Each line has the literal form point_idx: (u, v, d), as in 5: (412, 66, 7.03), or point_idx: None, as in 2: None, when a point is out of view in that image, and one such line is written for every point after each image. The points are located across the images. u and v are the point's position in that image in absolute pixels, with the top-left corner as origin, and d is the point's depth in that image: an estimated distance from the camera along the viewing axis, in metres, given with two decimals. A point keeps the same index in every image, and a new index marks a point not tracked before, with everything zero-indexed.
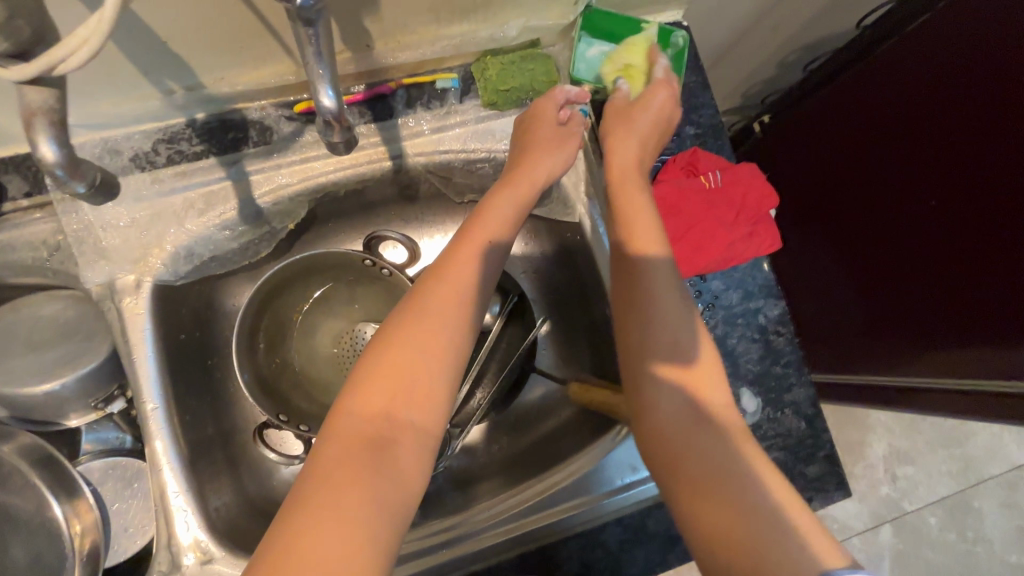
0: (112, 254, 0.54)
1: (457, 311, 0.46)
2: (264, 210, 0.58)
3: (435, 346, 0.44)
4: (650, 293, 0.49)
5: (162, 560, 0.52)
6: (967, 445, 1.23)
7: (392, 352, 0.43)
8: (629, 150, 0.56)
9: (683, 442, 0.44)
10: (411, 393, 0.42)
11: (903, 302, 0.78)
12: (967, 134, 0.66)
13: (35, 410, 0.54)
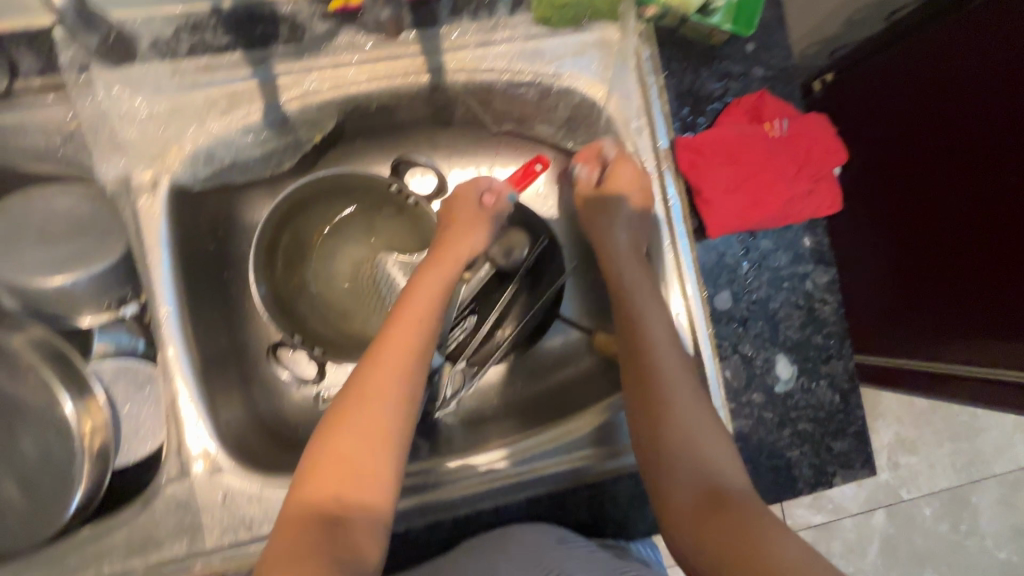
0: (129, 148, 0.51)
1: (402, 380, 0.49)
2: (290, 117, 0.54)
3: (380, 420, 0.48)
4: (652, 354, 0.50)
5: (171, 466, 0.51)
6: (977, 441, 1.10)
7: (340, 436, 0.47)
8: (618, 243, 0.57)
9: (706, 523, 0.43)
10: (359, 465, 0.46)
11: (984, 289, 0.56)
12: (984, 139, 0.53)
13: (48, 305, 0.52)
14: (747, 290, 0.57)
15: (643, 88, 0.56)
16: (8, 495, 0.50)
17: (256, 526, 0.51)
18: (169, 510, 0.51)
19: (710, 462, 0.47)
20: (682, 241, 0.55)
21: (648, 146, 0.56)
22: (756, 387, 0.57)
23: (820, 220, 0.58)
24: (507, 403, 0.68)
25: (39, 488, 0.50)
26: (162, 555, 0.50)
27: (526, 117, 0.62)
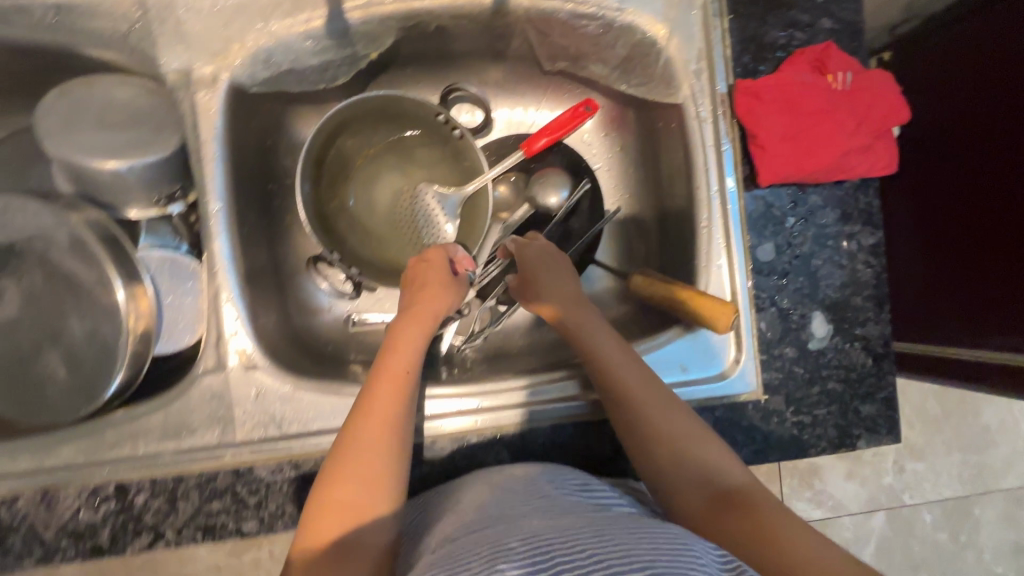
0: (193, 41, 0.51)
1: (394, 418, 0.46)
2: (351, 28, 0.54)
3: (377, 469, 0.44)
4: (633, 396, 0.50)
5: (209, 358, 0.52)
6: (985, 453, 1.08)
7: (334, 488, 0.43)
8: (568, 293, 0.58)
9: (717, 524, 0.43)
10: (360, 516, 0.42)
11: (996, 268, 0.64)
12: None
13: (103, 189, 0.54)
14: (792, 244, 0.57)
15: (706, 29, 0.55)
16: (54, 369, 0.51)
17: (285, 425, 0.52)
18: (204, 400, 0.52)
19: (704, 463, 0.46)
20: (730, 190, 0.56)
21: (705, 88, 0.56)
22: (790, 341, 0.57)
23: (873, 181, 0.57)
24: (531, 342, 0.69)
25: (83, 367, 0.51)
26: (194, 442, 0.51)
27: (582, 56, 0.61)
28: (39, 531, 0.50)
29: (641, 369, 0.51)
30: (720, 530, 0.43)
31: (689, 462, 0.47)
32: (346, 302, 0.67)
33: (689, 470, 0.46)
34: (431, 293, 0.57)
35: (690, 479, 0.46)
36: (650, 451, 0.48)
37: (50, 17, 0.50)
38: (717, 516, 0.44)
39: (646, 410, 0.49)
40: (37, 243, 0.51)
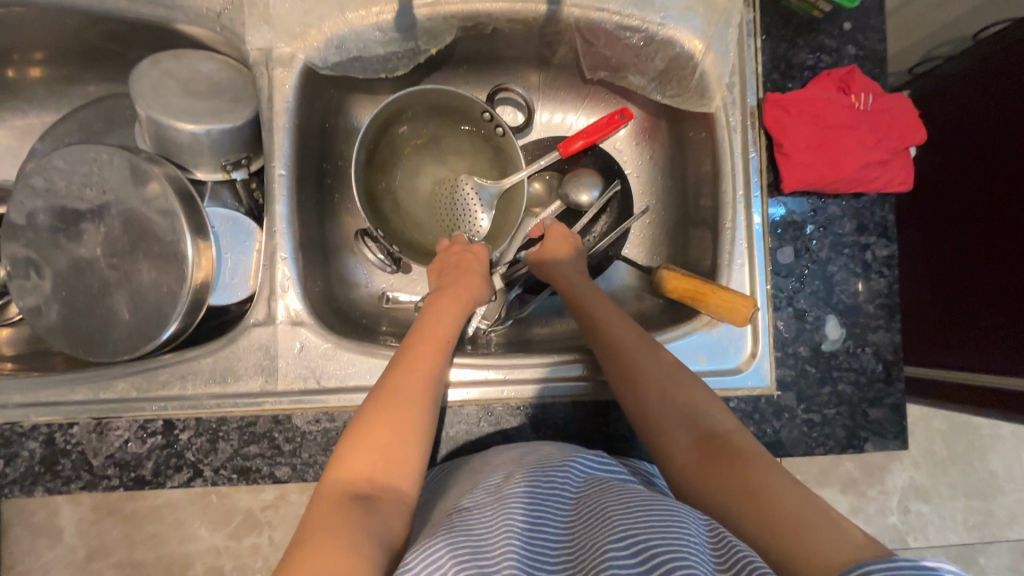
0: (276, 22, 0.57)
1: (431, 379, 0.50)
2: (417, 24, 0.60)
3: (414, 419, 0.46)
4: (643, 371, 0.52)
5: (260, 311, 0.56)
6: (991, 501, 1.08)
7: (370, 429, 0.45)
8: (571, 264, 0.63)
9: (705, 469, 0.45)
10: (393, 460, 0.44)
11: (992, 288, 0.69)
12: None
13: (179, 148, 0.59)
14: (810, 250, 0.60)
15: (740, 46, 0.61)
16: (118, 311, 0.56)
17: (324, 379, 0.56)
18: (251, 349, 0.56)
19: (700, 418, 0.49)
20: (754, 195, 0.60)
21: (736, 100, 0.61)
22: (803, 341, 0.60)
23: (890, 197, 0.61)
24: (554, 331, 0.73)
25: (145, 309, 0.56)
26: (237, 387, 0.55)
27: (623, 66, 0.66)
28: (88, 458, 0.54)
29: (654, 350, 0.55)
30: (709, 488, 0.44)
31: (686, 418, 0.49)
32: (384, 275, 0.71)
33: (684, 432, 0.48)
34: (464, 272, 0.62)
35: (687, 443, 0.48)
36: (649, 420, 0.50)
37: None
38: (705, 475, 0.45)
39: (653, 379, 0.52)
40: (120, 193, 0.56)
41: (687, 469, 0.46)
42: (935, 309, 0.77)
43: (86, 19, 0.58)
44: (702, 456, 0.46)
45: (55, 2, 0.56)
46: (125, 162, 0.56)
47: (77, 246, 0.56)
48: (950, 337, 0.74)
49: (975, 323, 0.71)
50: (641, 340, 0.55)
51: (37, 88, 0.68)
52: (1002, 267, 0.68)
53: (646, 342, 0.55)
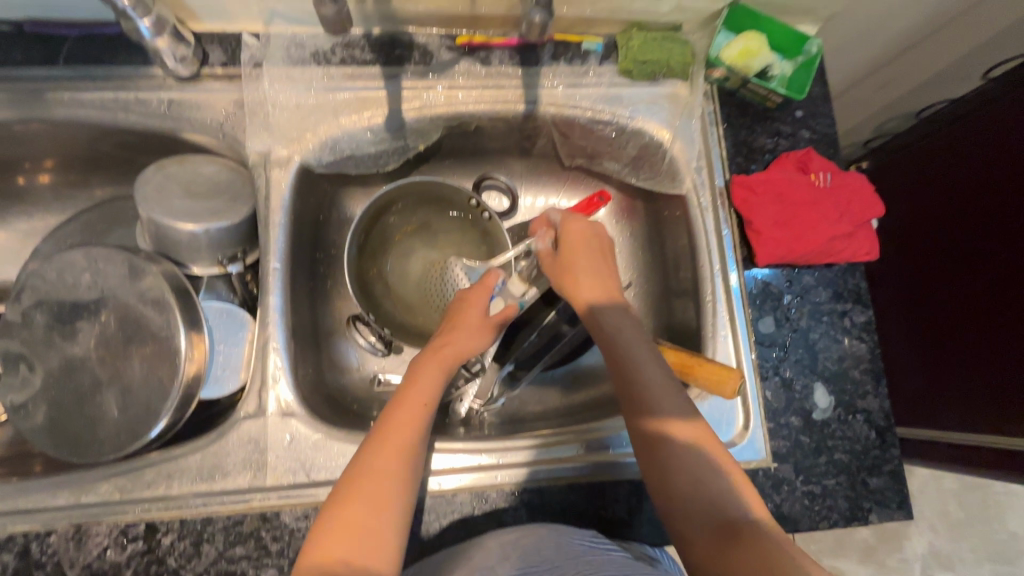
0: (275, 128, 0.62)
1: (408, 449, 0.48)
2: (406, 125, 0.65)
3: (387, 494, 0.45)
4: (660, 426, 0.49)
5: (251, 403, 0.56)
6: (1015, 566, 1.04)
7: (346, 508, 0.44)
8: (597, 284, 0.57)
9: (723, 554, 0.42)
10: (368, 539, 0.43)
11: (975, 348, 0.72)
12: (989, 209, 0.70)
13: (178, 246, 0.61)
14: (790, 319, 0.62)
15: (705, 134, 0.66)
16: (107, 408, 0.56)
17: (314, 471, 0.55)
18: (241, 443, 0.55)
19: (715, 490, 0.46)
20: (731, 269, 0.63)
21: (705, 182, 0.65)
22: (794, 411, 0.60)
23: (859, 265, 0.64)
24: (546, 408, 0.73)
25: (135, 405, 0.55)
26: (225, 484, 0.54)
27: (598, 153, 0.71)
28: (64, 569, 0.51)
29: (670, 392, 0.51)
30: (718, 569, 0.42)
31: (701, 489, 0.46)
32: (375, 358, 0.72)
33: (694, 496, 0.46)
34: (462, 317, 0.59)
35: (703, 509, 0.45)
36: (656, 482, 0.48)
37: (163, 107, 0.61)
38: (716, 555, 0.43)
39: (667, 439, 0.48)
40: (118, 291, 0.58)
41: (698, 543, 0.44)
42: (928, 370, 0.79)
43: (97, 131, 0.62)
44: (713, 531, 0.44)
45: (68, 117, 0.60)
46: (125, 261, 0.58)
47: (72, 345, 0.57)
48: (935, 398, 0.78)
49: (966, 383, 0.73)
50: (666, 384, 0.51)
51: (44, 192, 0.71)
52: (981, 327, 0.71)
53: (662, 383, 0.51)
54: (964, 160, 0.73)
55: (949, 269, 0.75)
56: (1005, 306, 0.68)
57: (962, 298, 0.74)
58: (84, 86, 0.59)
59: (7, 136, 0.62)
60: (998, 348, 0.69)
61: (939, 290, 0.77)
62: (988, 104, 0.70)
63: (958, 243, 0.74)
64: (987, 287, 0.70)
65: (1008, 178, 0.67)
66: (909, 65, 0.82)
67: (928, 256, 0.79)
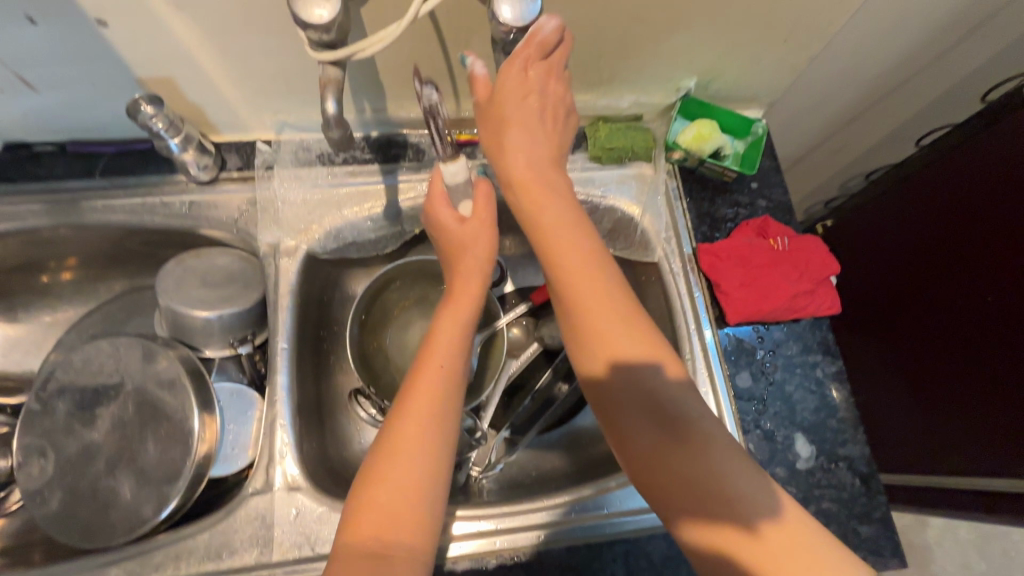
0: (283, 221, 0.68)
1: (434, 416, 0.47)
2: (402, 212, 0.72)
3: (418, 470, 0.45)
4: (602, 337, 0.46)
5: (258, 480, 0.59)
6: None
7: (374, 487, 0.44)
8: (521, 160, 0.51)
9: (665, 467, 0.45)
10: (403, 520, 0.43)
11: (971, 383, 0.81)
12: (971, 265, 0.79)
13: (193, 331, 0.66)
14: (765, 372, 0.66)
15: (670, 208, 0.73)
16: (120, 491, 0.58)
17: (319, 545, 0.57)
18: (248, 520, 0.57)
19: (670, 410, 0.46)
20: (705, 328, 0.68)
21: (675, 250, 0.72)
22: (779, 462, 0.63)
23: (825, 319, 0.69)
24: (543, 471, 0.75)
25: (147, 487, 0.58)
26: (233, 563, 0.56)
27: None
28: None
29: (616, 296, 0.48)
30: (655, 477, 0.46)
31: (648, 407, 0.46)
32: (375, 430, 0.74)
33: (641, 404, 0.46)
34: (467, 262, 0.52)
35: (647, 415, 0.46)
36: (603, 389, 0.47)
37: (184, 209, 0.68)
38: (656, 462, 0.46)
39: (613, 352, 0.46)
40: (136, 377, 0.62)
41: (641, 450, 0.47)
42: (937, 416, 0.86)
43: (123, 232, 0.69)
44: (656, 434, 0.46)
45: (99, 222, 0.67)
46: (143, 348, 0.63)
47: (90, 431, 0.60)
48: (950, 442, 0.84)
49: (972, 418, 0.81)
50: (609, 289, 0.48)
51: (66, 288, 0.77)
52: (968, 363, 0.81)
53: (605, 289, 0.48)
54: (939, 220, 0.83)
55: (929, 318, 0.86)
56: (983, 341, 0.78)
57: (960, 346, 0.82)
58: (115, 194, 0.67)
59: (40, 240, 0.68)
60: (987, 381, 0.78)
61: (937, 337, 0.85)
62: (950, 173, 0.80)
63: (947, 294, 0.83)
64: (964, 327, 0.81)
65: (986, 232, 0.77)
66: (851, 136, 0.91)
67: (922, 308, 0.87)
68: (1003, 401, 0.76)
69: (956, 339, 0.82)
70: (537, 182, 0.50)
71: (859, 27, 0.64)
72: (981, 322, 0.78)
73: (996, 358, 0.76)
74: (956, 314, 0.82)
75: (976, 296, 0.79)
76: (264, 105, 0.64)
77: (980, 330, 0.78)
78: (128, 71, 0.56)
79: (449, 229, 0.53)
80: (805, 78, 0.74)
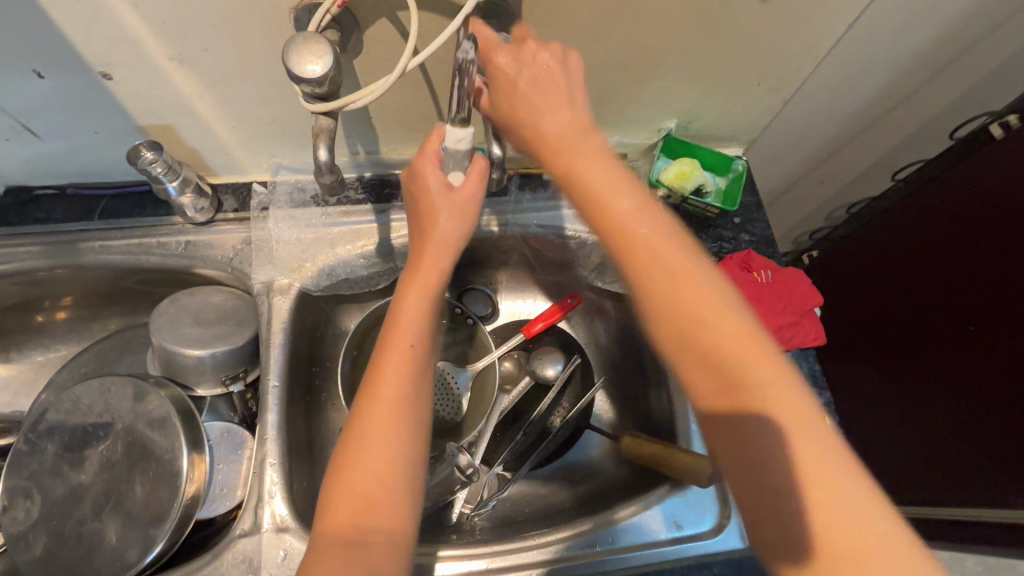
0: (277, 260, 0.70)
1: (402, 401, 0.48)
2: (394, 249, 0.73)
3: (389, 457, 0.46)
4: (659, 296, 0.44)
5: (246, 521, 0.59)
6: None
7: (347, 467, 0.46)
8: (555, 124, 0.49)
9: (750, 433, 0.40)
10: (374, 498, 0.45)
11: (958, 412, 0.82)
12: (955, 293, 0.80)
13: (185, 370, 0.67)
14: None
15: None
16: (106, 535, 0.57)
17: None
18: (235, 563, 0.57)
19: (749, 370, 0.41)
20: None
21: None
22: None
23: (810, 350, 0.71)
24: (536, 507, 0.74)
25: (134, 530, 0.57)
26: None
27: (568, 262, 0.80)
28: None
29: (710, 292, 0.43)
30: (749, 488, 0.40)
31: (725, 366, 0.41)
32: None
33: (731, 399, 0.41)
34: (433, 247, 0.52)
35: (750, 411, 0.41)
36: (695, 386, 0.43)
37: (180, 248, 0.69)
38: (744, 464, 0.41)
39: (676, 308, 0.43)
40: (126, 417, 0.62)
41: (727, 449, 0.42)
42: (932, 445, 0.86)
43: (119, 272, 0.70)
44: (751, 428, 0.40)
45: (95, 262, 0.68)
46: (134, 388, 0.63)
47: (78, 473, 0.60)
48: (946, 472, 0.84)
49: (959, 447, 0.81)
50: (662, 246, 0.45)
51: (60, 326, 0.78)
52: (952, 391, 0.82)
53: (675, 258, 0.45)
54: (921, 250, 0.85)
55: (914, 346, 0.88)
56: (965, 370, 0.80)
57: (951, 374, 0.82)
58: (113, 235, 0.68)
59: (36, 281, 0.69)
60: (972, 409, 0.79)
61: (927, 365, 0.86)
62: (929, 205, 0.83)
63: (934, 323, 0.84)
64: (946, 356, 0.83)
65: (967, 261, 0.78)
66: (830, 170, 0.94)
67: (912, 336, 0.88)
68: (988, 430, 0.77)
69: (946, 366, 0.83)
70: (569, 144, 0.49)
71: (827, 71, 0.68)
72: (969, 348, 0.79)
73: (980, 385, 0.77)
74: (944, 341, 0.83)
75: (959, 322, 0.80)
76: (260, 149, 0.67)
77: (968, 356, 0.79)
78: (129, 119, 0.58)
79: (432, 194, 0.50)
80: (781, 119, 0.77)
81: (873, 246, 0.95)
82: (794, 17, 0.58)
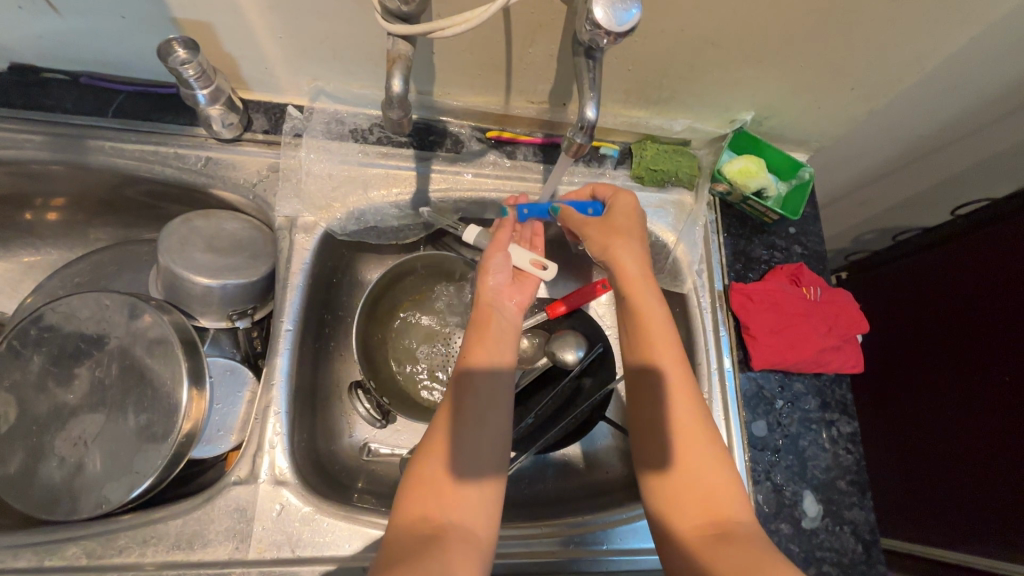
0: (305, 195, 0.64)
1: (485, 397, 0.51)
2: (430, 202, 0.68)
3: (462, 451, 0.48)
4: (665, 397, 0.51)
5: (243, 468, 0.55)
6: None
7: (431, 459, 0.48)
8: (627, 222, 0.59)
9: (726, 519, 0.46)
10: (458, 492, 0.46)
11: (976, 458, 0.81)
12: (1000, 338, 0.78)
13: (191, 298, 0.61)
14: (781, 424, 0.64)
15: (706, 240, 0.71)
16: (88, 461, 0.53)
17: (300, 548, 0.53)
18: (226, 511, 0.53)
19: (707, 482, 0.48)
20: (727, 369, 0.66)
21: (706, 284, 0.69)
22: (785, 518, 0.61)
23: (845, 377, 0.67)
24: (536, 492, 0.72)
25: (120, 460, 0.53)
26: (204, 555, 0.52)
27: None
28: None
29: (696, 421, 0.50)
30: (700, 550, 0.44)
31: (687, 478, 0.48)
32: (368, 426, 0.69)
33: (692, 493, 0.48)
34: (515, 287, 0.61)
35: (695, 481, 0.48)
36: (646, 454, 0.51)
37: (199, 164, 0.63)
38: (706, 520, 0.46)
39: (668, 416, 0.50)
40: (123, 339, 0.57)
41: (686, 513, 0.47)
42: (946, 486, 0.86)
43: (126, 179, 0.64)
44: (707, 493, 0.47)
45: (104, 164, 0.61)
46: (133, 308, 0.57)
47: (65, 392, 0.55)
48: (956, 517, 0.84)
49: (978, 498, 0.80)
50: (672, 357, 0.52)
51: (53, 227, 0.72)
52: (978, 452, 0.80)
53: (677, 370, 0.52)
54: (970, 289, 0.83)
55: (943, 386, 0.87)
56: (996, 417, 0.78)
57: (977, 420, 0.81)
58: (127, 137, 0.61)
59: (33, 174, 0.63)
60: (994, 458, 0.78)
61: (958, 408, 0.84)
62: (989, 244, 0.80)
63: (968, 363, 0.83)
64: (978, 403, 0.81)
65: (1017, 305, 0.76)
66: (885, 193, 0.90)
67: (943, 374, 0.87)
68: (1007, 482, 0.76)
69: (973, 413, 0.82)
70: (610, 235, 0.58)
71: (928, 86, 0.63)
72: (1004, 399, 0.77)
73: (1010, 434, 0.76)
74: (977, 385, 0.81)
75: (995, 367, 0.78)
76: (303, 67, 0.60)
77: (1002, 404, 0.77)
78: (164, 8, 0.51)
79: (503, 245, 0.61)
80: (859, 132, 0.72)
81: (918, 279, 0.92)
82: (922, 18, 0.52)
